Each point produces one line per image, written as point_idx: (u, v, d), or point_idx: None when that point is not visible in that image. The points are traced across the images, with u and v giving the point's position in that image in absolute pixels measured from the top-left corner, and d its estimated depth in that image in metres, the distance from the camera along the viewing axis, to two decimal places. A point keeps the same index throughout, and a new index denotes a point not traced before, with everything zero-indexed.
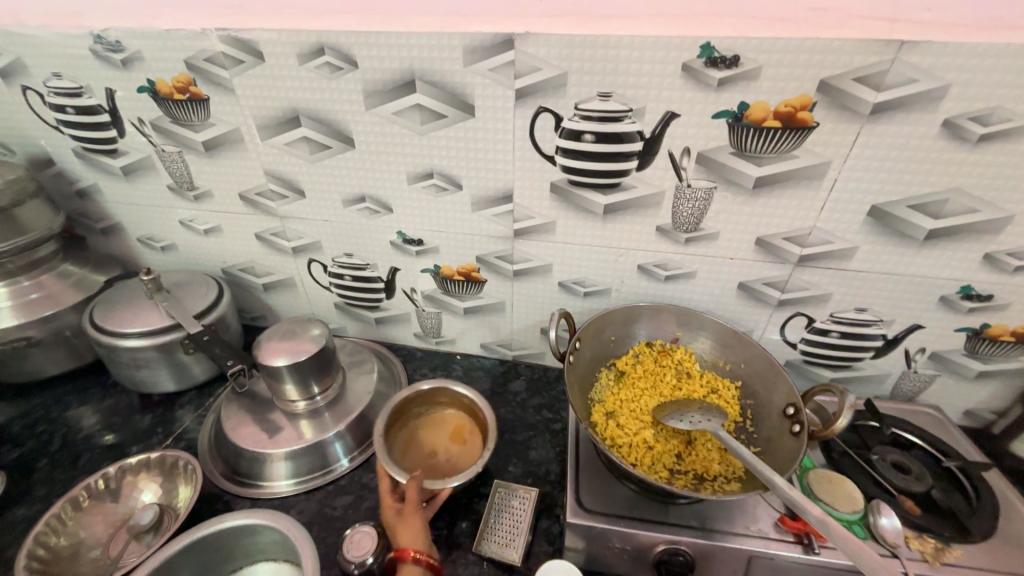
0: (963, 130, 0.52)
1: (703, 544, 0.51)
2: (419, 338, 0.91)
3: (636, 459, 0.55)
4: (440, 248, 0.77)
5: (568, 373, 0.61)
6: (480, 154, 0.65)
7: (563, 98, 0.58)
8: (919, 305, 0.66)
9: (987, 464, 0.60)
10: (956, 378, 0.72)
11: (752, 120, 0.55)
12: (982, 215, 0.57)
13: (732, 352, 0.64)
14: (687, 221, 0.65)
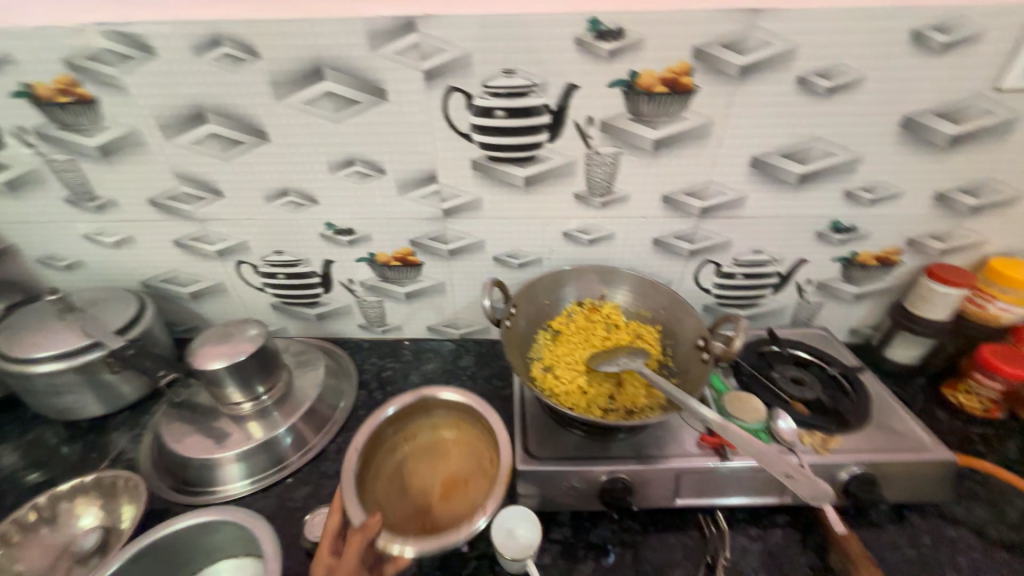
0: (813, 85, 0.60)
1: (637, 469, 0.58)
2: (365, 329, 0.92)
3: (573, 404, 0.60)
4: (372, 236, 0.78)
5: (506, 338, 0.65)
6: (399, 138, 0.67)
7: (470, 77, 0.61)
8: (802, 242, 0.76)
9: (862, 368, 0.71)
10: (839, 302, 0.84)
11: (643, 87, 0.61)
12: (838, 157, 0.67)
13: (651, 300, 0.71)
14: (600, 186, 0.70)
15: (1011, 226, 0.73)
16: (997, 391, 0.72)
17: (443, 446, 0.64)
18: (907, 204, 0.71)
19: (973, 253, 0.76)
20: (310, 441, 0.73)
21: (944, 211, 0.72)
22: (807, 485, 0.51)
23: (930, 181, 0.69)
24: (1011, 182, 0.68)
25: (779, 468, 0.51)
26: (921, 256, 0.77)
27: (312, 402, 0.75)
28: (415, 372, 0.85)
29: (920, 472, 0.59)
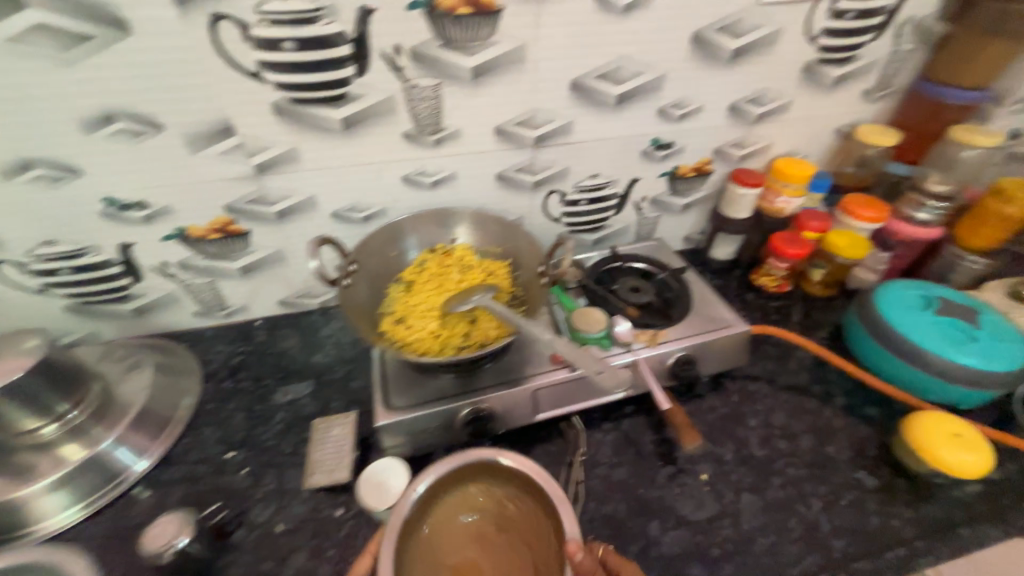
0: (610, 2, 0.62)
1: (496, 396, 0.60)
2: (202, 316, 0.80)
3: (427, 350, 0.59)
4: (173, 207, 0.66)
5: (344, 302, 0.61)
6: (169, 81, 0.55)
7: (237, 0, 0.52)
8: (631, 162, 0.82)
9: (685, 268, 0.82)
10: (671, 214, 0.93)
11: (446, 9, 0.57)
12: (646, 76, 0.70)
13: (500, 236, 0.72)
14: (428, 122, 0.67)
15: (788, 129, 0.85)
16: (784, 271, 0.87)
17: (515, 501, 0.54)
18: (709, 117, 0.79)
19: (765, 156, 0.88)
20: (150, 447, 0.65)
21: (737, 121, 0.81)
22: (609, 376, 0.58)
23: (723, 93, 0.77)
24: (783, 90, 0.79)
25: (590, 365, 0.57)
26: (727, 163, 0.88)
27: (142, 404, 0.66)
28: (271, 351, 0.78)
29: (725, 346, 0.70)
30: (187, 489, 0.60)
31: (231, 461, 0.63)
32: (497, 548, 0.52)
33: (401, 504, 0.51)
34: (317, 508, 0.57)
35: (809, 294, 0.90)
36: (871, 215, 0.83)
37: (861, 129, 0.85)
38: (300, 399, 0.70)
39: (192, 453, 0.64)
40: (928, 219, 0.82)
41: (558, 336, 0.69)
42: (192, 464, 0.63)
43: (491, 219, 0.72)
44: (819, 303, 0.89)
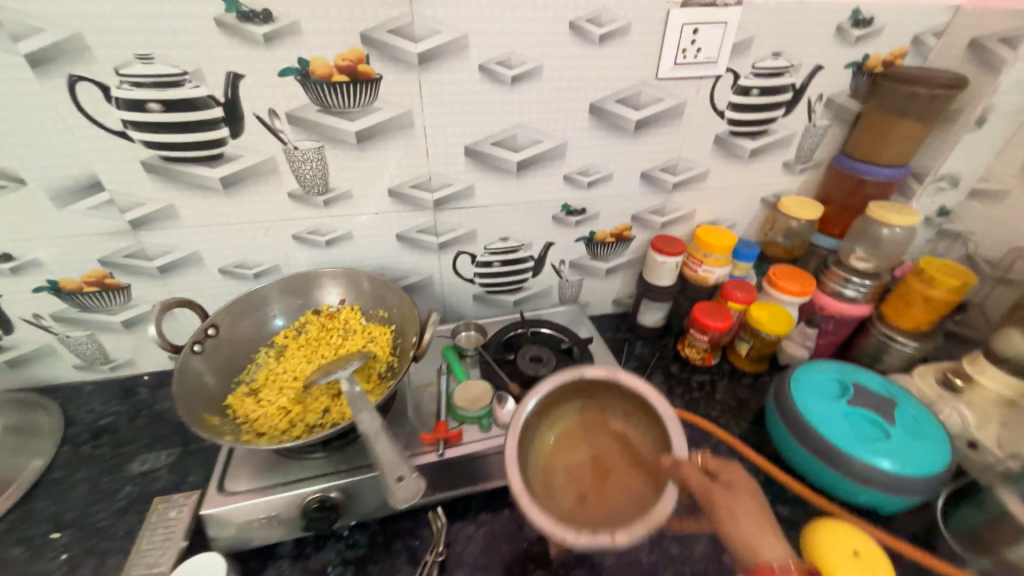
0: (496, 73, 0.61)
1: (344, 483, 0.54)
2: (83, 369, 0.76)
3: (270, 429, 0.54)
4: (41, 259, 0.63)
5: (188, 372, 0.56)
6: (26, 138, 0.54)
7: (93, 63, 0.51)
8: (543, 226, 0.79)
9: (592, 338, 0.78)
10: (595, 278, 0.90)
11: (320, 76, 0.57)
12: (545, 144, 0.70)
13: (385, 300, 0.68)
14: (314, 183, 0.65)
15: (710, 198, 0.83)
16: (707, 343, 0.81)
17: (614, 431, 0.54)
18: (621, 184, 0.78)
19: (688, 223, 0.86)
20: None
21: (653, 189, 0.79)
22: (405, 489, 0.47)
23: (633, 163, 0.75)
24: (698, 160, 0.78)
25: (394, 475, 0.48)
26: (648, 230, 0.85)
27: None
28: (146, 412, 0.73)
29: None
30: None
31: (56, 543, 0.57)
32: (578, 456, 0.52)
33: (516, 415, 0.49)
34: None
35: (737, 368, 0.85)
36: (795, 288, 0.79)
37: (784, 202, 0.82)
38: (157, 469, 0.64)
39: (16, 531, 0.58)
40: (856, 296, 0.78)
41: (436, 411, 0.64)
42: (8, 546, 0.56)
43: (364, 277, 0.69)
44: (746, 379, 0.84)
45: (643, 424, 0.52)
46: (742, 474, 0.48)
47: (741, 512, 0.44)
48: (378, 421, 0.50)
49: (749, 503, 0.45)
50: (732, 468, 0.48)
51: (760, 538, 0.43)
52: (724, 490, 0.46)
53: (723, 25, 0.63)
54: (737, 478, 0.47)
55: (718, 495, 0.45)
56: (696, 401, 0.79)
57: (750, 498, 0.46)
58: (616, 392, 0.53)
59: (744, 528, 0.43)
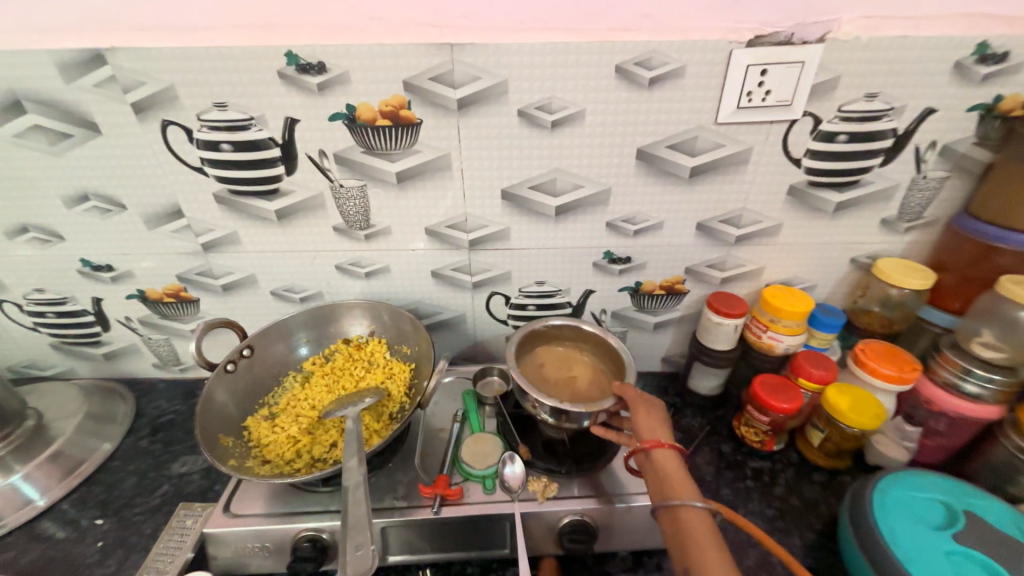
0: (536, 118, 0.60)
1: (336, 525, 0.54)
2: (160, 368, 0.86)
3: (281, 457, 0.57)
4: (133, 271, 0.74)
5: (221, 390, 0.62)
6: (129, 171, 0.64)
7: (181, 110, 0.59)
8: (582, 273, 0.75)
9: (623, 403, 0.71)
10: (641, 331, 0.82)
11: (365, 121, 0.59)
12: (587, 189, 0.66)
13: (409, 338, 0.69)
14: (357, 219, 0.68)
15: (782, 254, 0.72)
16: (769, 425, 0.69)
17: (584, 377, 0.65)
18: (672, 234, 0.70)
19: (754, 281, 0.75)
20: (53, 487, 0.67)
21: (710, 240, 0.71)
22: (357, 562, 0.44)
23: (686, 212, 0.68)
24: (767, 212, 0.68)
25: (354, 542, 0.45)
26: (705, 285, 0.76)
27: (60, 444, 0.70)
28: None
29: (647, 516, 0.56)
30: (46, 550, 0.61)
31: (99, 529, 0.63)
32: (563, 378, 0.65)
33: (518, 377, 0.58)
34: None
35: (808, 459, 0.70)
36: (890, 372, 0.64)
37: (881, 265, 0.69)
38: (192, 473, 0.70)
39: (75, 510, 0.66)
40: (979, 393, 0.62)
41: (443, 461, 0.61)
42: (66, 523, 0.64)
43: (385, 310, 0.70)
44: (818, 475, 0.69)
45: (601, 351, 0.67)
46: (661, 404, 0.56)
47: (657, 421, 0.54)
48: (362, 472, 0.50)
49: (659, 421, 0.53)
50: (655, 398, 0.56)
51: (657, 430, 0.53)
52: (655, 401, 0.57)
53: (798, 65, 0.55)
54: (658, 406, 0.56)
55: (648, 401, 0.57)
56: (748, 493, 0.67)
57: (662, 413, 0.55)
58: (602, 341, 0.66)
59: (655, 430, 0.53)
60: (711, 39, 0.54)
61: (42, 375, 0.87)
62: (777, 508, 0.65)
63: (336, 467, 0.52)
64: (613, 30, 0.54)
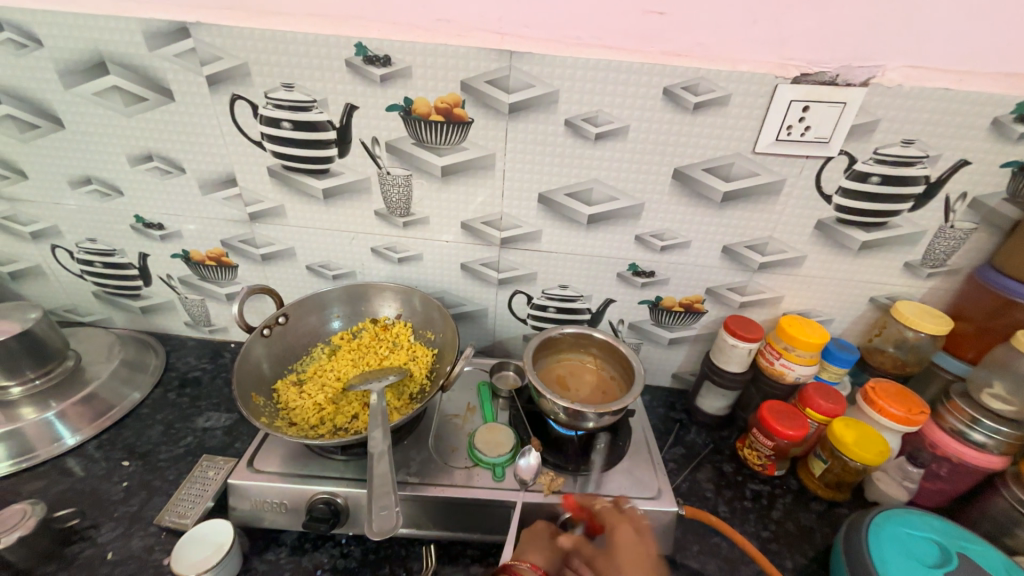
0: (582, 129, 0.62)
1: (352, 493, 0.57)
2: (191, 327, 0.90)
3: (306, 421, 0.62)
4: (182, 232, 0.78)
5: (251, 352, 0.65)
6: (194, 139, 0.68)
7: (250, 87, 0.63)
8: (605, 281, 0.77)
9: (633, 410, 0.73)
10: (655, 345, 0.84)
11: (420, 114, 0.63)
12: (620, 202, 0.68)
13: (435, 324, 0.73)
14: (398, 206, 0.71)
15: (803, 286, 0.74)
16: (773, 450, 0.70)
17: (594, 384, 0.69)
18: (698, 254, 0.73)
19: (772, 308, 0.77)
20: (84, 428, 0.71)
21: (734, 264, 0.73)
22: (382, 521, 0.49)
23: (714, 234, 0.70)
24: (792, 242, 0.70)
25: (379, 504, 0.50)
26: (724, 307, 0.78)
27: (95, 386, 0.74)
28: (224, 376, 0.84)
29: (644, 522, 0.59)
30: (74, 484, 0.65)
31: (125, 470, 0.67)
32: (577, 384, 0.68)
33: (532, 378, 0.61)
34: (151, 547, 0.58)
35: (807, 488, 0.72)
36: (897, 413, 0.65)
37: (899, 307, 0.70)
38: (216, 429, 0.73)
39: (103, 451, 0.70)
40: (985, 442, 0.63)
41: (457, 447, 0.64)
42: (94, 462, 0.68)
43: (416, 295, 0.74)
44: (816, 505, 0.70)
45: (611, 358, 0.70)
46: (632, 544, 0.52)
47: (623, 560, 0.50)
48: (386, 443, 0.54)
49: (642, 573, 0.49)
50: (622, 524, 0.53)
51: None
52: (630, 535, 0.52)
53: (840, 106, 0.58)
54: (625, 541, 0.52)
55: (647, 544, 0.52)
56: (745, 513, 0.68)
57: (624, 540, 0.52)
58: (613, 350, 0.68)
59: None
60: (758, 72, 0.57)
61: (81, 320, 0.92)
62: (772, 531, 0.66)
63: (361, 436, 0.56)
64: (665, 53, 0.57)
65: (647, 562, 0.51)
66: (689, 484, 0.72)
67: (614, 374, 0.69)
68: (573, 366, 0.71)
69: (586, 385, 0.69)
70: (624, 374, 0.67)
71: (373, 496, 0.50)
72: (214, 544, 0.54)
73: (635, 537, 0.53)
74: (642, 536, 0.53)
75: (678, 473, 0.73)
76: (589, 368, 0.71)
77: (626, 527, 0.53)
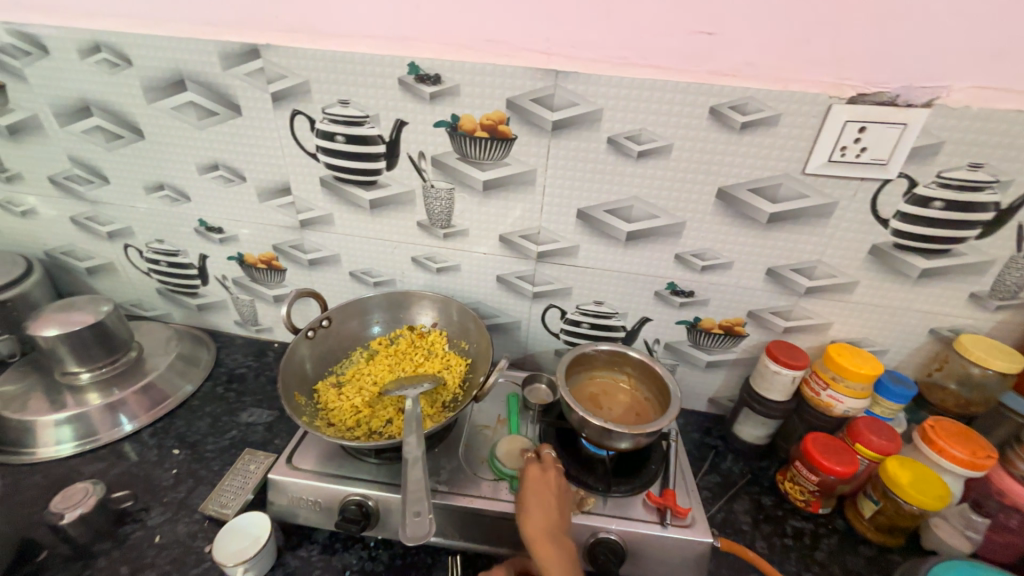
0: (624, 146, 0.63)
1: (384, 496, 0.58)
2: (240, 326, 0.96)
3: (343, 422, 0.64)
4: (239, 236, 0.83)
5: (294, 353, 0.68)
6: (256, 151, 0.73)
7: (310, 102, 0.67)
8: (642, 299, 0.76)
9: (667, 432, 0.71)
10: (692, 367, 0.82)
11: (465, 130, 0.65)
12: (661, 220, 0.68)
13: (470, 334, 0.75)
14: (440, 217, 0.73)
15: (854, 313, 0.70)
16: (817, 486, 0.66)
17: (626, 404, 0.68)
18: (740, 276, 0.71)
19: (820, 335, 0.74)
20: (141, 415, 0.76)
21: (778, 287, 0.71)
22: (416, 527, 0.49)
23: (758, 256, 0.68)
24: (843, 267, 0.67)
25: (413, 509, 0.50)
26: (767, 331, 0.75)
27: (153, 377, 0.79)
28: (267, 374, 0.88)
29: (675, 550, 0.57)
30: (130, 468, 0.70)
31: (174, 458, 0.71)
32: (609, 402, 0.67)
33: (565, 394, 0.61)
34: (195, 534, 0.61)
35: (855, 529, 0.67)
36: (961, 456, 0.60)
37: (965, 341, 0.65)
38: (258, 424, 0.77)
39: (156, 438, 0.75)
40: None
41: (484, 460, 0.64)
42: (148, 448, 0.73)
43: (454, 305, 0.76)
44: (865, 549, 0.65)
45: (645, 376, 0.68)
46: (540, 485, 0.55)
47: (531, 499, 0.53)
48: (420, 448, 0.55)
49: (543, 503, 0.53)
50: (529, 468, 0.56)
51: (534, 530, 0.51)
52: (537, 473, 0.56)
53: (900, 127, 0.55)
54: (529, 480, 0.55)
55: (554, 480, 0.55)
56: (785, 551, 0.65)
57: (535, 484, 0.55)
58: (648, 370, 0.67)
59: (533, 509, 0.53)
60: (811, 92, 0.55)
61: (143, 314, 0.99)
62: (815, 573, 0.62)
63: (396, 440, 0.57)
64: (714, 73, 0.57)
65: (554, 498, 0.54)
66: (724, 515, 0.69)
67: (647, 393, 0.68)
68: (605, 384, 0.70)
69: (618, 403, 0.68)
70: (660, 394, 0.66)
71: (408, 500, 0.51)
72: (251, 536, 0.56)
73: (543, 474, 0.56)
74: (550, 474, 0.56)
75: (712, 502, 0.70)
76: (621, 386, 0.70)
77: (536, 470, 0.56)
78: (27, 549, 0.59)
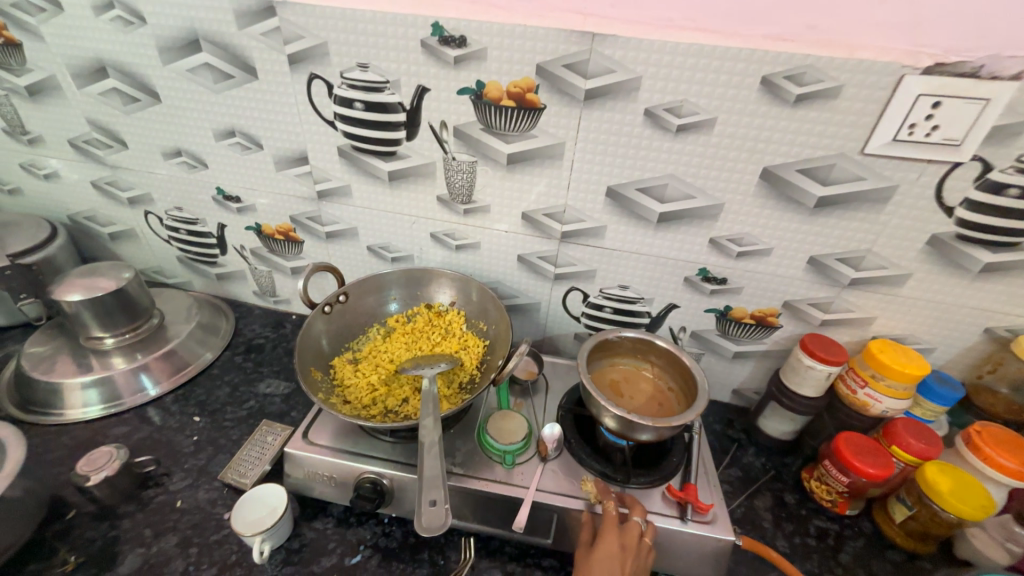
0: (662, 119, 0.58)
1: (399, 476, 0.57)
2: (258, 296, 0.96)
3: (358, 399, 0.63)
4: (257, 207, 0.82)
5: (310, 327, 0.67)
6: (273, 117, 0.70)
7: (328, 66, 0.63)
8: (670, 285, 0.72)
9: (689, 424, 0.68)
10: (718, 357, 0.78)
11: (491, 98, 0.61)
12: (697, 201, 0.63)
13: (489, 316, 0.72)
14: (461, 192, 0.70)
15: (902, 308, 0.65)
16: (847, 488, 0.63)
17: (648, 395, 0.65)
18: (778, 264, 0.66)
19: (860, 330, 0.69)
20: (164, 381, 0.78)
21: (820, 278, 0.66)
22: (431, 516, 0.48)
23: (801, 243, 0.63)
24: (895, 259, 0.62)
25: (428, 497, 0.50)
26: (803, 323, 0.71)
27: (174, 344, 0.80)
28: (284, 346, 0.88)
29: (695, 546, 0.55)
30: (153, 433, 0.71)
31: (195, 425, 0.72)
32: (631, 392, 0.65)
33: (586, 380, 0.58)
34: (215, 500, 0.62)
35: (883, 534, 0.64)
36: (1009, 466, 0.56)
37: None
38: (275, 396, 0.77)
39: (178, 405, 0.76)
40: None
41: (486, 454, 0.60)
42: (170, 414, 0.74)
43: (473, 285, 0.73)
44: (891, 554, 0.63)
45: (671, 367, 0.65)
46: (611, 554, 0.49)
47: (593, 564, 0.49)
48: (436, 433, 0.54)
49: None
50: (608, 533, 0.51)
51: None
52: (613, 544, 0.50)
53: (980, 103, 0.49)
54: (603, 546, 0.50)
55: (628, 560, 0.49)
56: (807, 551, 0.63)
57: (604, 553, 0.50)
58: (674, 359, 0.64)
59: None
60: (881, 61, 0.49)
61: (165, 282, 1.00)
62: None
63: (411, 421, 0.56)
64: (770, 38, 0.51)
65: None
66: (744, 511, 0.67)
67: (671, 385, 0.65)
68: (627, 373, 0.67)
69: (640, 393, 0.65)
70: (686, 387, 0.63)
71: (423, 487, 0.50)
72: (268, 508, 0.56)
73: (619, 549, 0.50)
74: (628, 554, 0.50)
75: (732, 497, 0.68)
76: (645, 376, 0.67)
77: (617, 541, 0.50)
78: (59, 505, 0.61)
